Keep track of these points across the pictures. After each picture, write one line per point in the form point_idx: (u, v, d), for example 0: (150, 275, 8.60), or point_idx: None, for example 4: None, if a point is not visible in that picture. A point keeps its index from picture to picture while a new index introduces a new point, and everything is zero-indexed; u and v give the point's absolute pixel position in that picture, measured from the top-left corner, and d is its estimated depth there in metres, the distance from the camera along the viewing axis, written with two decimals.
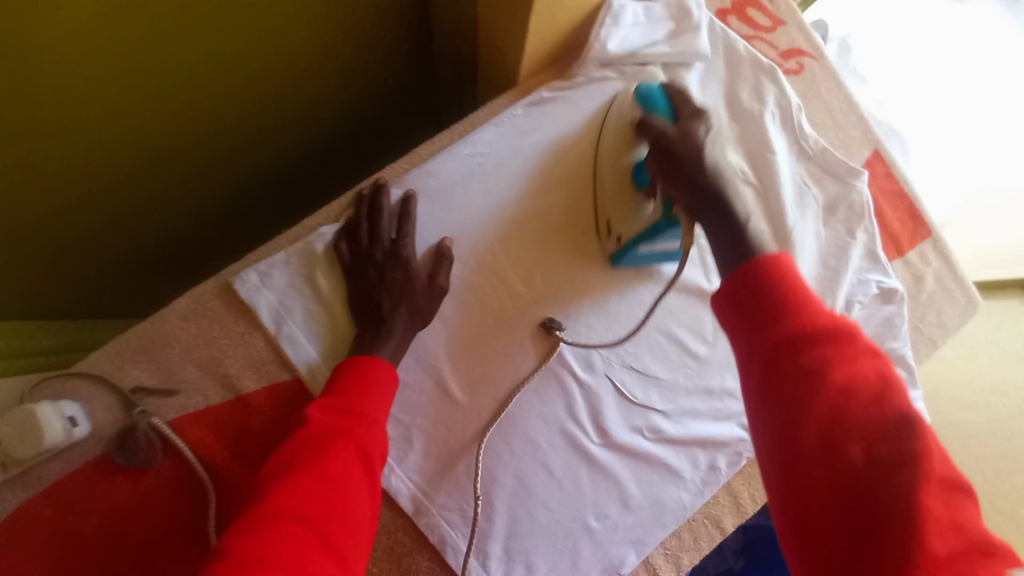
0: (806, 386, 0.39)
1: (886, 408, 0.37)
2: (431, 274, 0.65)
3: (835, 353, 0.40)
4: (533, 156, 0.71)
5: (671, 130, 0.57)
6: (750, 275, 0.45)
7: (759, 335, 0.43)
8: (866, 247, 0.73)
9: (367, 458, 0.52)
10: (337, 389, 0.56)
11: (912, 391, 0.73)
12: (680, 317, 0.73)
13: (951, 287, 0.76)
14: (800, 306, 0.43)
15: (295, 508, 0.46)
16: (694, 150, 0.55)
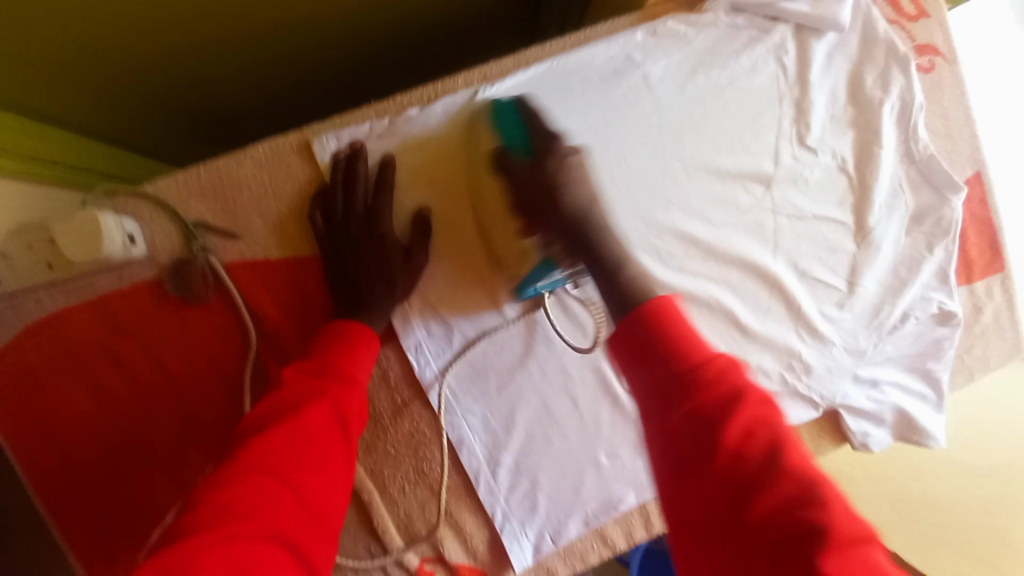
0: (704, 441, 0.39)
1: (776, 461, 0.37)
2: (410, 249, 0.60)
3: (726, 405, 0.40)
4: (642, 88, 0.67)
5: (524, 167, 0.55)
6: (642, 329, 0.44)
7: (661, 393, 0.42)
8: (940, 265, 0.71)
9: (345, 419, 0.49)
10: (315, 352, 0.52)
11: (937, 414, 0.74)
12: (737, 290, 0.69)
13: (1005, 324, 0.76)
14: (688, 355, 0.42)
15: (268, 463, 0.43)
16: (554, 192, 0.53)
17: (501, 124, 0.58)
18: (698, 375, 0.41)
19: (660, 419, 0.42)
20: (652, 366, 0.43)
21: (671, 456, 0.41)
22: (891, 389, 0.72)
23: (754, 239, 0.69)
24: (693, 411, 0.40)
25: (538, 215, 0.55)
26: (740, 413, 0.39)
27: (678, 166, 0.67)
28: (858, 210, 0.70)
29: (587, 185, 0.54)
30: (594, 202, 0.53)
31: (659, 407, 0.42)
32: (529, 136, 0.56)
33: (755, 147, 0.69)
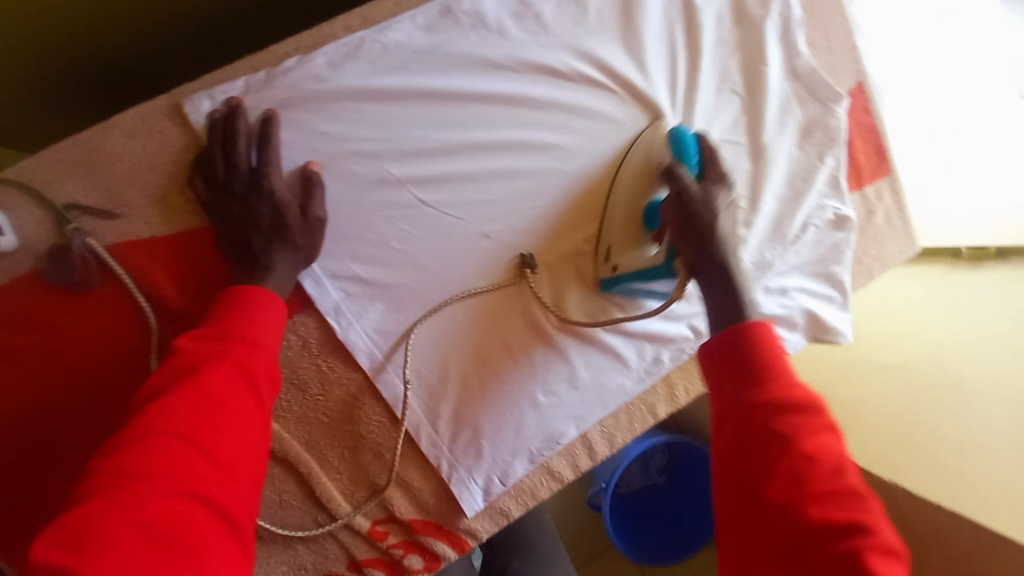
0: (769, 448, 0.44)
1: (843, 482, 0.41)
2: (302, 203, 0.58)
3: (799, 421, 0.44)
4: (538, 26, 0.65)
5: (696, 187, 0.59)
6: (747, 347, 0.50)
7: (738, 400, 0.48)
8: (832, 173, 0.76)
9: (252, 378, 0.48)
10: (213, 318, 0.51)
11: (842, 312, 0.80)
12: None
13: (897, 224, 0.81)
14: (782, 374, 0.48)
15: (165, 426, 0.43)
16: (702, 217, 0.58)
17: (678, 146, 0.61)
18: (797, 390, 0.46)
19: (737, 416, 0.47)
20: (745, 374, 0.49)
21: (738, 457, 0.45)
22: (799, 294, 0.77)
23: None
24: (776, 416, 0.45)
25: (684, 232, 0.58)
26: (821, 433, 0.44)
27: (578, 99, 0.67)
28: (753, 129, 0.73)
29: (729, 219, 0.60)
30: (732, 237, 0.59)
31: (734, 409, 0.48)
32: (702, 168, 0.61)
33: (654, 72, 0.69)
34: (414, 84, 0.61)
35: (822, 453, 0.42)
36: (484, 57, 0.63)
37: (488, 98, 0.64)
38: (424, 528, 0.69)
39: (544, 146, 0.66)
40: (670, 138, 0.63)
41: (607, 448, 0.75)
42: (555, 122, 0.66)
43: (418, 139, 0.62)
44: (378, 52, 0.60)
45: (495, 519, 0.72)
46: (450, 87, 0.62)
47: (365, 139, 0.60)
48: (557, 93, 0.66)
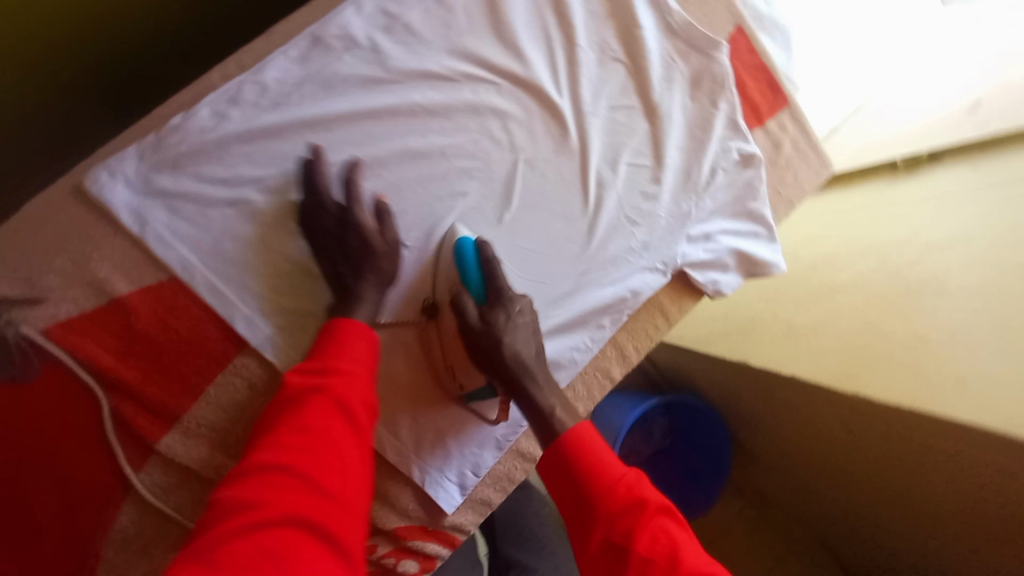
0: (618, 552, 0.51)
1: (677, 556, 0.49)
2: (385, 234, 0.65)
3: (628, 515, 0.53)
4: (409, 40, 0.66)
5: (476, 319, 0.66)
6: (570, 462, 0.59)
7: (585, 516, 0.55)
8: (729, 116, 0.79)
9: (342, 407, 0.56)
10: (314, 355, 0.59)
11: (771, 245, 0.83)
12: (552, 197, 0.74)
13: (806, 150, 0.84)
14: (611, 475, 0.56)
15: (274, 460, 0.51)
16: (490, 349, 0.66)
17: (461, 266, 0.68)
18: (619, 486, 0.55)
19: (585, 530, 0.55)
20: (582, 490, 0.57)
21: (602, 568, 0.52)
22: (723, 237, 0.80)
23: (561, 146, 0.74)
24: (613, 524, 0.53)
25: (485, 365, 0.67)
26: (649, 520, 0.52)
27: (464, 99, 0.69)
28: (642, 90, 0.76)
29: (518, 334, 0.67)
30: (524, 349, 0.67)
31: (585, 523, 0.55)
32: (483, 284, 0.67)
33: (531, 59, 0.71)
34: (299, 117, 0.63)
35: (655, 545, 0.50)
36: (369, 81, 0.65)
37: (375, 118, 0.66)
38: (410, 532, 0.71)
39: (441, 151, 0.69)
40: (454, 254, 0.68)
41: None
42: (449, 123, 0.69)
43: (316, 169, 0.65)
44: (257, 92, 0.63)
45: (477, 509, 0.74)
46: (335, 113, 0.64)
47: (264, 179, 0.63)
48: (441, 98, 0.68)
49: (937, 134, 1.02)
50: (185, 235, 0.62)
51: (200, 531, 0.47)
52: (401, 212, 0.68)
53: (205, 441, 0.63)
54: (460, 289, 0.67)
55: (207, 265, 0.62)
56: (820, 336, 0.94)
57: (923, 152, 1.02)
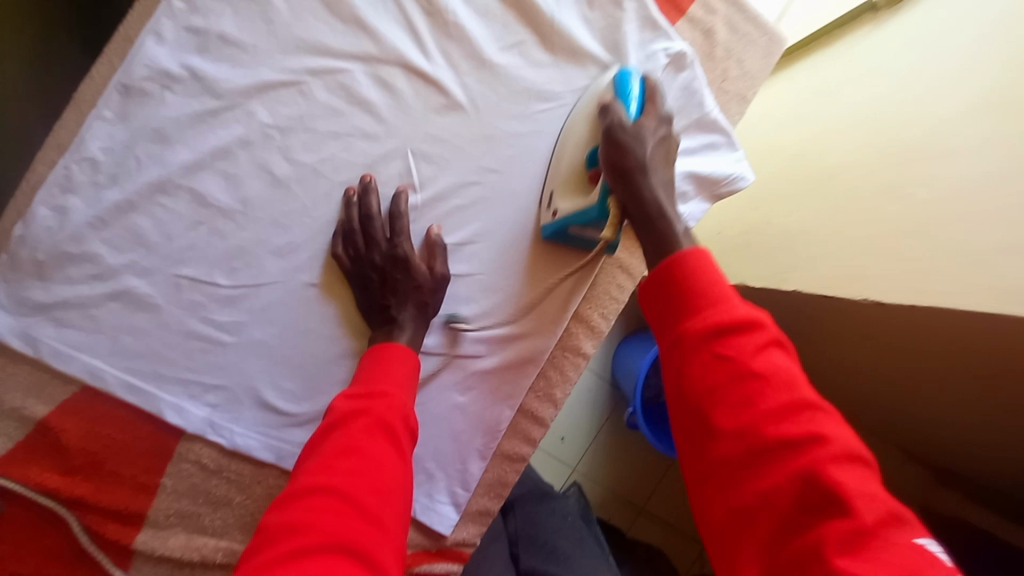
0: (724, 373, 0.40)
1: (798, 394, 0.38)
2: (432, 265, 0.62)
3: (747, 342, 0.40)
4: (231, 55, 0.57)
5: (627, 120, 0.55)
6: (671, 274, 0.45)
7: (677, 331, 0.43)
8: (640, 15, 0.65)
9: (388, 427, 0.54)
10: (360, 376, 0.58)
11: (733, 153, 0.70)
12: (456, 176, 0.64)
13: (746, 29, 0.70)
14: (720, 295, 0.43)
15: (322, 480, 0.49)
16: (631, 147, 0.53)
17: (620, 88, 0.59)
18: (735, 309, 0.42)
19: (677, 349, 0.43)
20: (684, 305, 0.44)
21: (689, 389, 0.41)
22: (674, 161, 0.67)
23: (454, 117, 0.63)
24: (719, 341, 0.41)
25: (616, 170, 0.53)
26: (765, 343, 0.40)
27: (320, 100, 0.59)
28: (526, 21, 0.64)
29: (660, 154, 0.55)
30: (663, 169, 0.55)
31: (674, 340, 0.43)
32: (642, 106, 0.58)
33: (382, 29, 0.60)
34: (144, 182, 0.56)
35: (769, 375, 0.39)
36: (204, 116, 0.57)
37: (226, 155, 0.57)
38: (416, 560, 0.68)
39: (313, 168, 0.60)
40: (614, 80, 0.60)
41: (552, 407, 0.71)
42: (308, 136, 0.59)
43: (185, 233, 0.58)
44: (89, 171, 0.55)
45: (478, 521, 0.71)
46: (180, 165, 0.57)
47: (134, 261, 0.57)
48: (291, 108, 0.58)
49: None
50: (82, 343, 0.58)
51: (248, 564, 0.45)
52: (291, 249, 0.60)
53: (182, 527, 0.63)
54: (614, 99, 0.57)
55: (115, 367, 0.59)
56: (814, 235, 0.83)
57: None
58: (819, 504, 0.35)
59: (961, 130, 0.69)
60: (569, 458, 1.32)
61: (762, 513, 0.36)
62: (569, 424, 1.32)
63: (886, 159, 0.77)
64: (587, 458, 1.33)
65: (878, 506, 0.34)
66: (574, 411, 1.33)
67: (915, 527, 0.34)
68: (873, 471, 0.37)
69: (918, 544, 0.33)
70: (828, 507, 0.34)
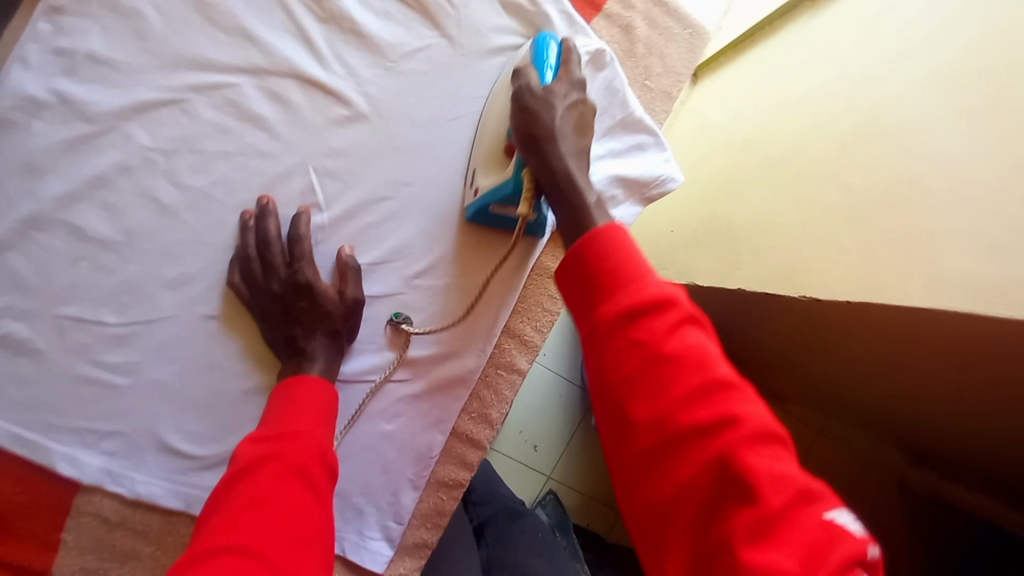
0: (641, 357, 0.38)
1: (716, 373, 0.37)
2: (342, 290, 0.58)
3: (662, 321, 0.39)
4: (104, 78, 0.52)
5: (537, 85, 0.53)
6: (583, 252, 0.43)
7: (593, 316, 0.41)
8: (560, 11, 0.63)
9: (303, 470, 0.48)
10: (268, 418, 0.52)
11: (659, 154, 0.67)
12: (365, 192, 0.60)
13: (666, 24, 0.69)
14: (633, 271, 0.41)
15: (226, 543, 0.42)
16: (542, 113, 0.51)
17: (540, 53, 0.56)
18: (646, 286, 0.40)
19: (595, 334, 0.40)
20: (598, 282, 0.41)
21: (610, 378, 0.39)
22: (598, 165, 0.64)
23: (358, 128, 0.59)
24: (633, 328, 0.39)
25: (525, 138, 0.51)
26: (678, 320, 0.39)
27: (207, 118, 0.55)
28: (431, 23, 0.60)
29: (573, 118, 0.52)
30: (571, 132, 0.52)
31: (589, 324, 0.41)
32: (558, 70, 0.55)
33: (271, 40, 0.56)
34: (17, 218, 0.52)
35: (684, 356, 0.37)
36: (81, 144, 0.52)
37: (105, 182, 0.53)
38: None
39: (204, 191, 0.55)
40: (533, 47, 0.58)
41: (489, 429, 0.68)
42: (197, 158, 0.55)
43: (66, 269, 0.53)
44: None
45: (415, 554, 0.66)
46: (56, 197, 0.52)
47: (13, 303, 0.53)
48: (174, 129, 0.54)
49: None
50: None
51: None
52: (186, 280, 0.56)
53: None
54: (529, 65, 0.55)
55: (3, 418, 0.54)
56: (762, 226, 0.78)
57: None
58: (733, 491, 0.34)
59: (917, 106, 0.62)
60: (545, 468, 1.25)
61: (683, 510, 0.35)
62: (542, 431, 1.26)
63: (837, 143, 0.71)
64: (564, 467, 1.27)
65: (790, 492, 0.34)
66: (546, 418, 1.26)
67: (822, 499, 0.34)
68: (787, 449, 0.36)
69: (826, 518, 0.33)
70: (741, 493, 0.34)
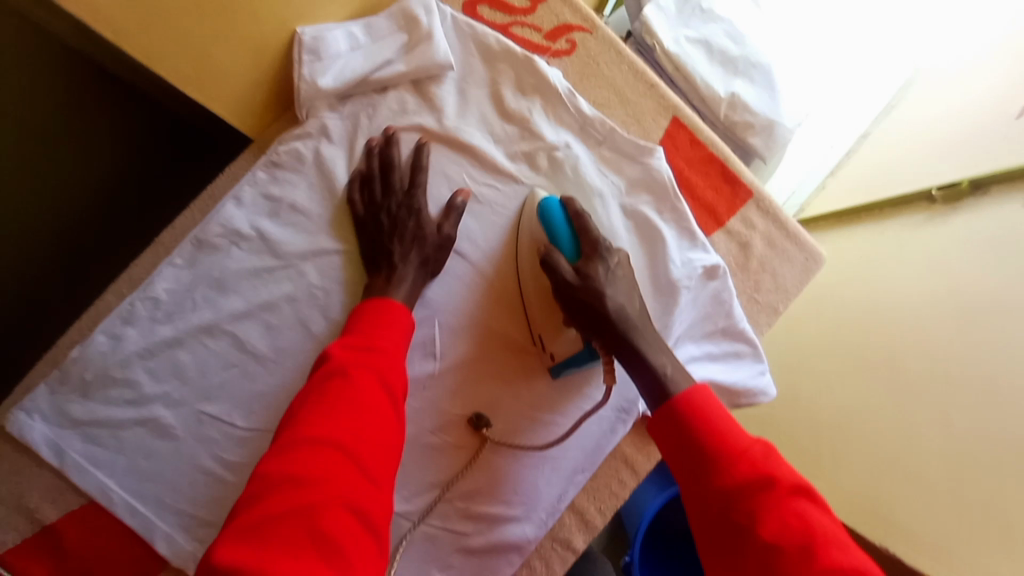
0: (751, 531, 0.44)
1: (828, 553, 0.41)
2: (439, 434, 0.64)
3: (764, 497, 0.45)
4: (297, 225, 0.62)
5: (572, 275, 0.59)
6: (682, 426, 0.51)
7: (702, 489, 0.48)
8: (680, 226, 0.68)
9: (390, 390, 0.51)
10: (359, 329, 0.54)
11: (757, 366, 0.69)
12: (479, 351, 0.66)
13: (784, 246, 0.72)
14: (731, 445, 0.49)
15: (323, 433, 0.45)
16: (593, 303, 0.58)
17: (548, 226, 0.62)
18: (743, 462, 0.47)
19: (702, 503, 0.48)
20: (699, 457, 0.49)
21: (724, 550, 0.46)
22: (693, 366, 0.67)
23: (484, 297, 0.66)
24: (737, 502, 0.46)
25: (590, 325, 0.59)
26: (781, 503, 0.44)
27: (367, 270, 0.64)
28: None
29: (618, 286, 0.60)
30: (627, 302, 0.59)
31: (697, 497, 0.48)
32: (574, 240, 0.61)
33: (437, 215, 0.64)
34: (194, 324, 0.61)
35: (792, 535, 0.43)
36: (263, 274, 0.62)
37: (271, 308, 0.62)
38: None
39: None
40: (540, 212, 0.62)
41: None
42: (350, 301, 0.63)
43: (218, 371, 0.62)
44: (150, 308, 0.60)
45: None
46: (230, 312, 0.62)
47: (168, 392, 0.61)
48: (339, 275, 0.63)
49: (993, 151, 0.85)
50: (99, 460, 0.60)
51: (233, 517, 0.40)
52: None
53: None
54: (551, 246, 0.60)
55: (127, 487, 0.60)
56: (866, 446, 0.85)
57: (964, 180, 0.86)
58: None
59: None
60: None
61: None
62: None
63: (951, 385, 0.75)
64: None
65: None
66: None
67: None
68: None
69: None
70: None
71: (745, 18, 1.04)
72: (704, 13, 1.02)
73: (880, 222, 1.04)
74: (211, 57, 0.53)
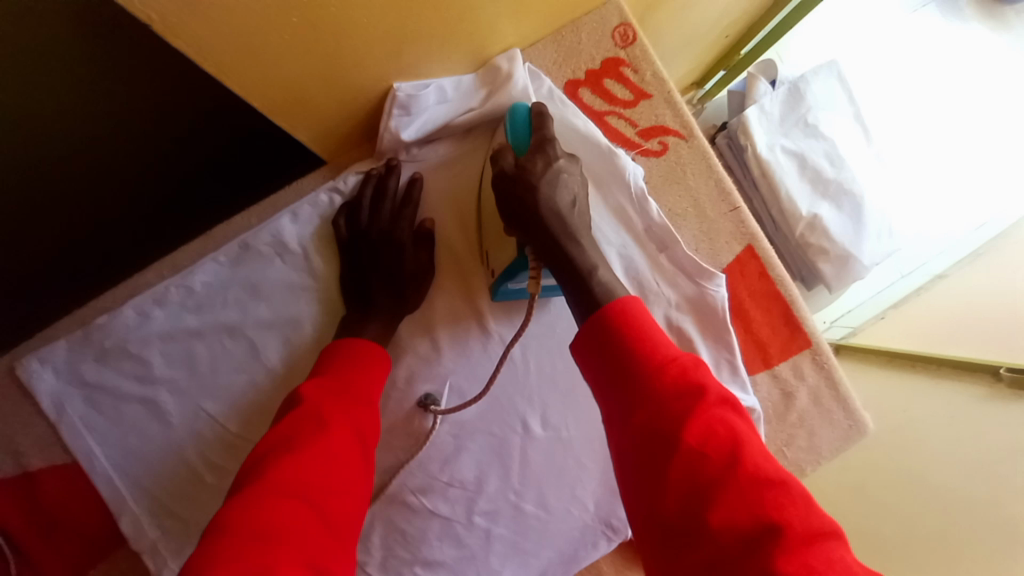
0: (666, 439, 0.39)
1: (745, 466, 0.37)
2: (422, 497, 0.63)
3: (687, 408, 0.40)
4: (343, 252, 0.62)
5: (511, 167, 0.54)
6: (603, 336, 0.44)
7: (619, 404, 0.42)
8: (725, 357, 0.64)
9: (360, 439, 0.51)
10: (331, 370, 0.54)
11: None
12: (483, 424, 0.64)
13: (830, 407, 0.67)
14: (655, 355, 0.43)
15: (297, 487, 0.44)
16: (525, 195, 0.52)
17: (510, 124, 0.58)
18: (668, 374, 0.41)
19: (616, 418, 0.42)
20: (617, 369, 0.43)
21: (632, 461, 0.41)
22: None
23: (503, 373, 0.65)
24: (653, 411, 0.40)
25: (521, 222, 0.53)
26: (702, 412, 0.40)
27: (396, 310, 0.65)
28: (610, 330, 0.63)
29: (562, 189, 0.53)
30: (571, 208, 0.53)
31: (613, 410, 0.43)
32: (528, 138, 0.56)
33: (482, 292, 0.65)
34: (219, 321, 0.61)
35: (708, 445, 0.38)
36: (296, 291, 0.62)
37: (295, 325, 0.62)
38: None
39: None
40: (507, 118, 0.59)
41: None
42: None
43: (228, 373, 0.62)
44: (183, 296, 0.61)
45: None
46: (256, 320, 0.62)
47: (176, 380, 0.61)
48: None
49: None
50: (95, 427, 0.60)
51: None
52: None
53: None
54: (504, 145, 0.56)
55: (112, 460, 0.60)
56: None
57: None
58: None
59: None
60: None
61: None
62: None
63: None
64: None
65: None
66: None
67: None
68: (837, 543, 0.35)
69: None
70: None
71: (847, 141, 0.98)
72: (808, 127, 0.97)
73: (928, 381, 0.87)
74: (306, 97, 0.53)
